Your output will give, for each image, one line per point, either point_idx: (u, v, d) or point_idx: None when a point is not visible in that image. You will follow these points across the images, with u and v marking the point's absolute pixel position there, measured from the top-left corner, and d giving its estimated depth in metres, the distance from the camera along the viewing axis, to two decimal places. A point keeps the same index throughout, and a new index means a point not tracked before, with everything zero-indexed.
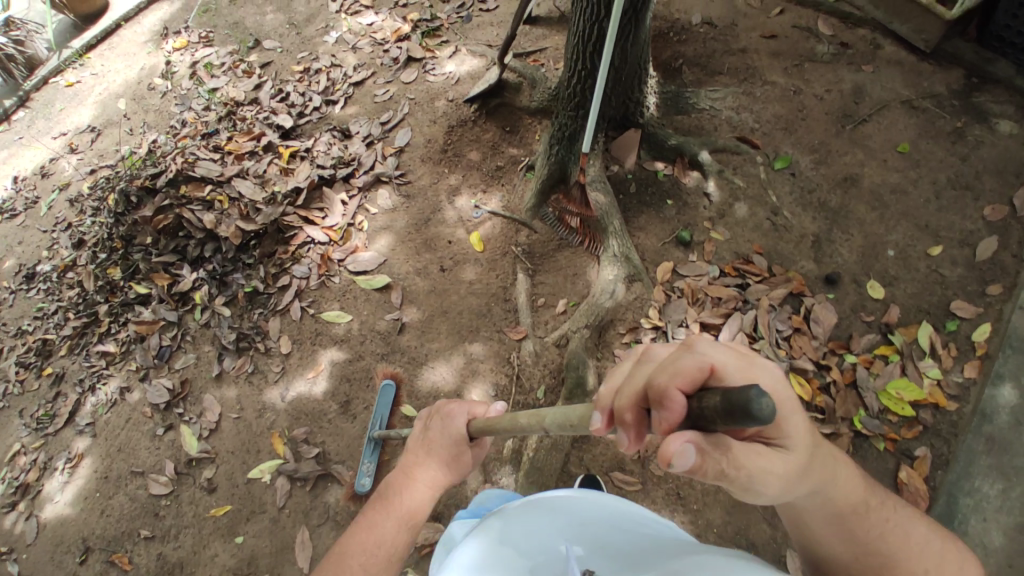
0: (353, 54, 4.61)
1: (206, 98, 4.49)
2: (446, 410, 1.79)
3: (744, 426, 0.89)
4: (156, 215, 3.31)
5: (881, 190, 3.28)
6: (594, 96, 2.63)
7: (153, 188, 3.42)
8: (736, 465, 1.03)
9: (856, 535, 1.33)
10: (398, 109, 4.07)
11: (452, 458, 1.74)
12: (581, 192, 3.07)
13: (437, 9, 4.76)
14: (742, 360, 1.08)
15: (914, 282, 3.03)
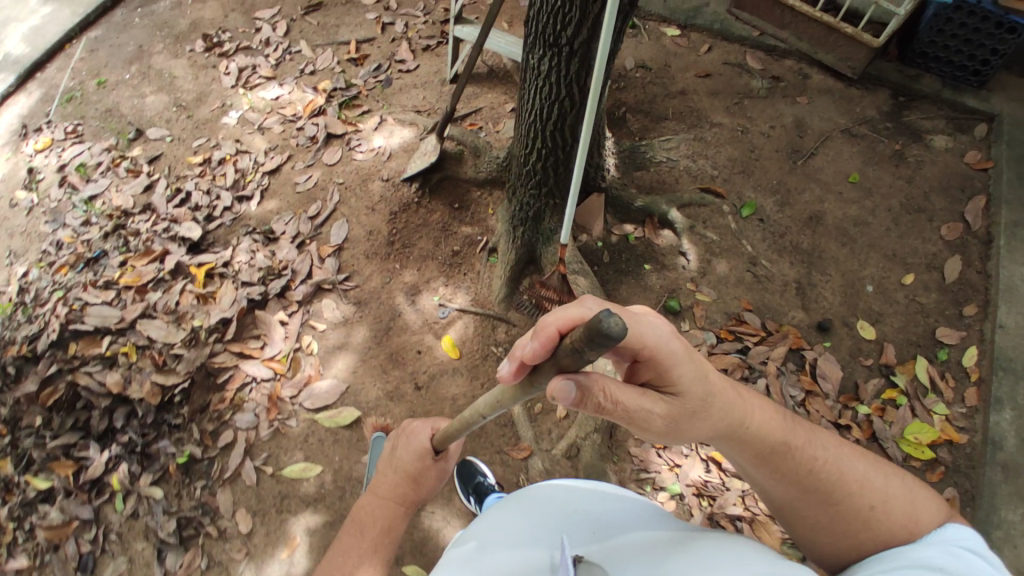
0: (260, 135, 4.03)
1: (84, 210, 3.74)
2: (410, 428, 1.93)
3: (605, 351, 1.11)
4: (42, 387, 2.78)
5: (845, 225, 3.21)
6: (571, 189, 2.31)
7: (34, 355, 2.86)
8: (615, 399, 1.35)
9: (793, 475, 1.53)
10: (327, 199, 3.58)
11: (416, 472, 1.85)
12: (562, 281, 2.80)
13: (350, 74, 4.31)
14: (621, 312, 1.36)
15: (897, 315, 2.96)
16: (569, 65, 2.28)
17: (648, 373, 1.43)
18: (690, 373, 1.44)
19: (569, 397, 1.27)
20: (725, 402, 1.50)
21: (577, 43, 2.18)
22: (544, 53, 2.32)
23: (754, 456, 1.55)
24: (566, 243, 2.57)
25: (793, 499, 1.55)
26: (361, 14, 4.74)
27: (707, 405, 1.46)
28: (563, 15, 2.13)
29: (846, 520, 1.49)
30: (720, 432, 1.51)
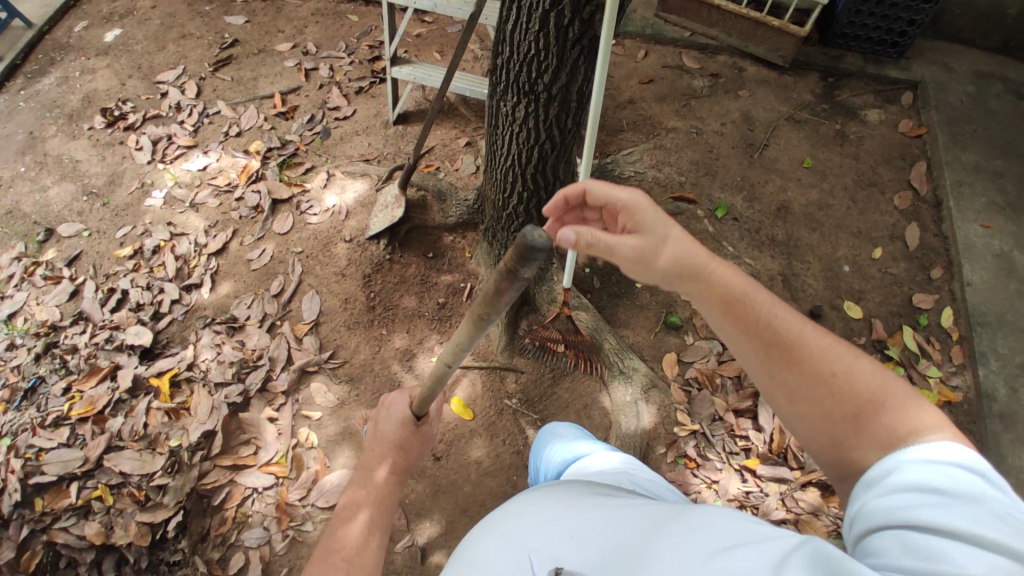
0: (194, 212, 3.63)
1: (3, 332, 3.21)
2: (388, 401, 2.03)
3: (539, 258, 1.26)
4: (20, 553, 2.42)
5: (811, 210, 3.30)
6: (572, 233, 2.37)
7: None
8: (599, 241, 1.51)
9: (753, 327, 1.36)
10: (289, 272, 3.29)
11: (402, 439, 1.94)
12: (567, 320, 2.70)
13: (282, 130, 3.99)
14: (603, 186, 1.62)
15: (876, 290, 3.03)
16: (547, 109, 2.20)
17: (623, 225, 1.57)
18: (649, 218, 1.55)
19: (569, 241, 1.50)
20: (677, 248, 1.50)
21: (555, 87, 2.11)
22: (518, 99, 2.22)
23: (714, 304, 1.44)
24: (569, 284, 2.61)
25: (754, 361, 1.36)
26: (279, 64, 4.43)
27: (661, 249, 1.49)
28: (537, 61, 2.05)
29: (817, 389, 1.26)
30: (677, 273, 1.48)
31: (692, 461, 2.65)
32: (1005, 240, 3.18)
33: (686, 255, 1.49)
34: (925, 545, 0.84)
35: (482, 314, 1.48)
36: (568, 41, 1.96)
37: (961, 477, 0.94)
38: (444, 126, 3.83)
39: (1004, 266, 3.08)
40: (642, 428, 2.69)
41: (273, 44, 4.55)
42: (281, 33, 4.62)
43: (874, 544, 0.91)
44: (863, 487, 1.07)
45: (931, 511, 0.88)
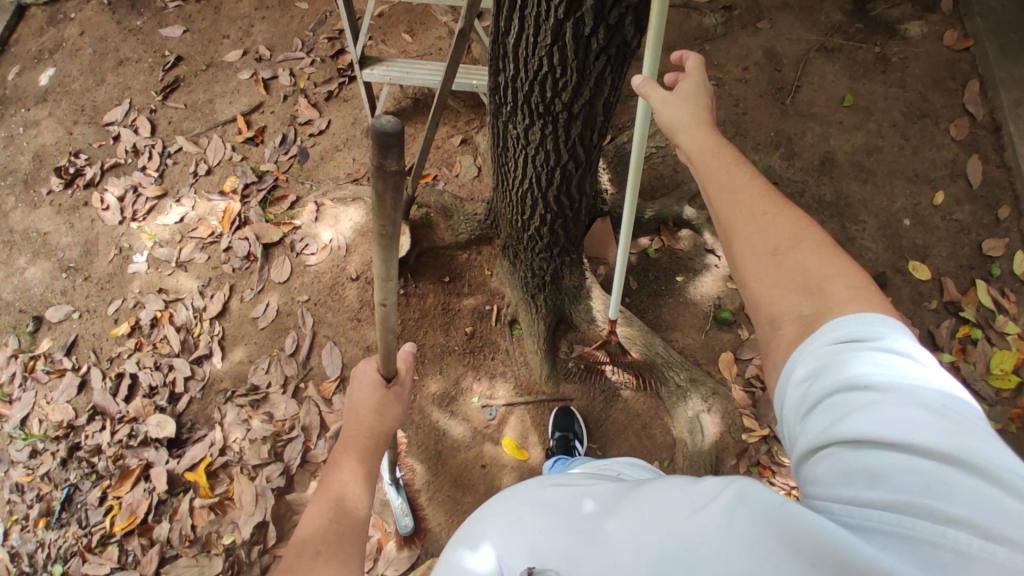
0: (183, 271, 3.29)
1: (24, 440, 2.98)
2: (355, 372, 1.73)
3: (398, 149, 1.10)
4: None
5: (860, 158, 2.92)
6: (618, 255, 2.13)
7: None
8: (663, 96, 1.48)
9: (722, 172, 1.32)
10: (301, 326, 3.03)
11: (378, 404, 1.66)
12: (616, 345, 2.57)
13: (254, 159, 3.57)
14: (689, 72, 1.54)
15: (943, 243, 2.73)
16: (569, 128, 1.80)
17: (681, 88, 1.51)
18: (685, 89, 1.50)
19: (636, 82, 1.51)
20: (687, 106, 1.46)
21: (577, 105, 1.69)
22: (530, 120, 1.82)
23: (693, 148, 1.39)
24: (615, 316, 2.40)
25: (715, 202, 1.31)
26: (232, 78, 3.92)
27: (681, 103, 1.46)
28: (551, 79, 1.62)
29: (754, 230, 1.21)
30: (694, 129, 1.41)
31: (767, 469, 2.51)
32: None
33: (700, 111, 1.46)
34: (868, 461, 0.78)
35: (382, 233, 1.28)
36: (591, 52, 1.52)
37: (898, 363, 0.88)
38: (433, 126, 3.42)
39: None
40: (709, 442, 2.52)
41: (222, 54, 4.02)
42: (226, 38, 4.06)
43: (813, 462, 0.86)
44: (788, 367, 1.01)
45: (871, 415, 0.81)
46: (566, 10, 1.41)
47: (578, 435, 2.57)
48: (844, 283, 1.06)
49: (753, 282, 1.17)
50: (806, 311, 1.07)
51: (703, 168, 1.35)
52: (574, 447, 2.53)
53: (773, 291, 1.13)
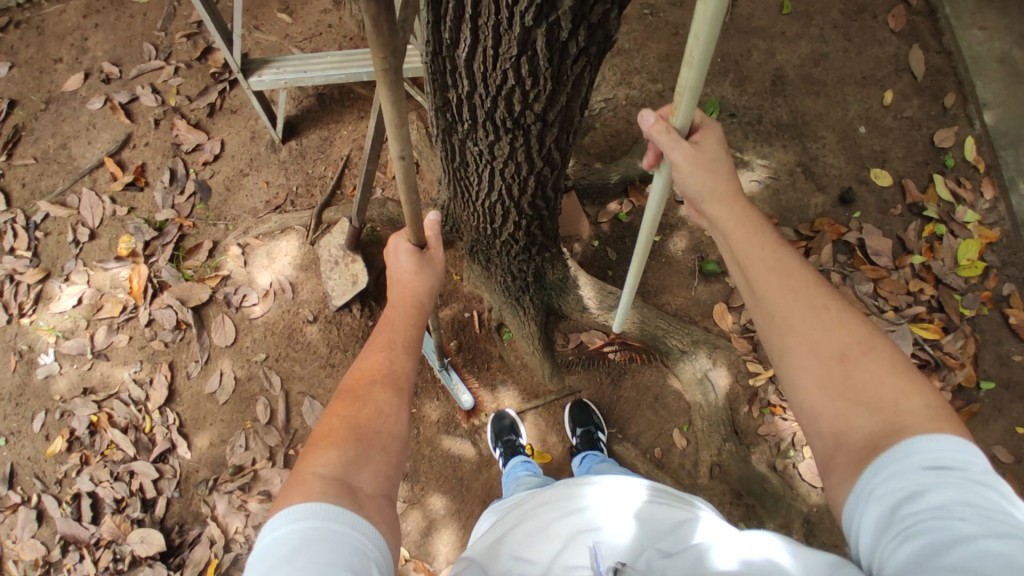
0: (105, 359, 2.80)
1: None
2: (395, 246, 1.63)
3: None
4: None
5: (808, 69, 2.88)
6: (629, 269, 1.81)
7: None
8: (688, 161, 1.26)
9: (770, 256, 1.22)
10: (269, 389, 2.71)
11: (413, 276, 1.58)
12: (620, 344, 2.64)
13: (145, 208, 3.00)
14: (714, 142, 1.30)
15: (898, 144, 2.79)
16: (543, 136, 1.56)
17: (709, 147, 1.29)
18: (709, 148, 1.29)
19: (649, 121, 1.27)
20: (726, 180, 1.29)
21: (552, 113, 1.45)
22: (496, 135, 1.55)
23: (730, 226, 1.26)
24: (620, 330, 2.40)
25: (758, 287, 1.21)
26: (82, 110, 3.20)
27: (714, 173, 1.27)
28: (520, 91, 1.36)
29: (812, 329, 1.13)
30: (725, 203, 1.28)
31: (778, 406, 2.60)
32: (1003, 39, 2.93)
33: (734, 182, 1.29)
34: None
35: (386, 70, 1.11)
36: (568, 57, 1.27)
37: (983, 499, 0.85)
38: (363, 121, 3.06)
39: (1009, 70, 2.88)
40: (721, 396, 2.54)
41: (59, 83, 3.25)
42: (59, 62, 3.28)
43: None
44: (862, 491, 0.97)
45: (959, 553, 0.79)
46: (536, 15, 1.15)
47: (599, 425, 2.53)
48: (918, 399, 1.01)
49: (811, 384, 1.10)
50: (875, 429, 1.01)
51: (748, 248, 1.23)
52: (599, 438, 2.48)
53: (837, 399, 1.07)
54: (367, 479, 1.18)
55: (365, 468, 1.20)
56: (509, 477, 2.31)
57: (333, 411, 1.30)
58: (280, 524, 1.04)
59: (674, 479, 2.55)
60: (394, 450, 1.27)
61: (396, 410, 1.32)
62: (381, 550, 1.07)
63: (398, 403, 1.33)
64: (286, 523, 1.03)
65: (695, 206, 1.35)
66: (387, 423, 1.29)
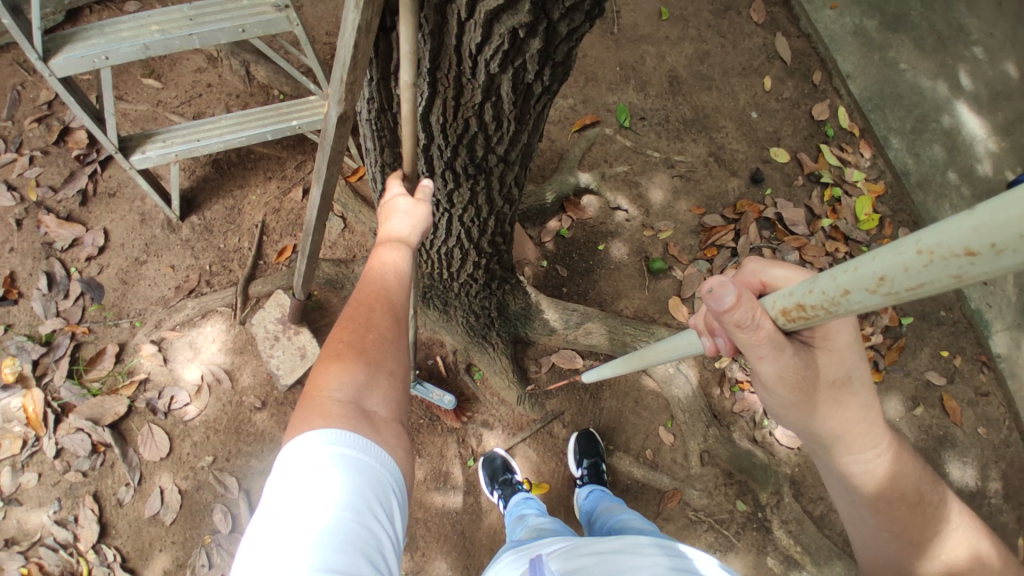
0: (15, 506, 2.31)
1: None
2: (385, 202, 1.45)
3: None
4: None
5: (697, 67, 3.12)
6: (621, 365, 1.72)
7: None
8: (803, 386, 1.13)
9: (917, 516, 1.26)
10: (225, 495, 2.37)
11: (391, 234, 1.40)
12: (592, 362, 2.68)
13: (23, 322, 2.53)
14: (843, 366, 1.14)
15: (786, 123, 3.09)
16: (504, 175, 1.56)
17: (833, 369, 1.13)
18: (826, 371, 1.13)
19: (725, 302, 0.97)
20: (859, 412, 1.19)
21: (513, 152, 1.47)
22: (455, 182, 1.54)
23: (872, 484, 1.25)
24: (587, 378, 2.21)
25: (904, 537, 1.27)
26: None
27: (845, 407, 1.18)
28: (483, 135, 1.36)
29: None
30: (853, 448, 1.21)
31: (745, 383, 2.73)
32: (852, 12, 3.33)
33: (868, 414, 1.20)
34: None
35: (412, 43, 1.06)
36: (532, 96, 1.28)
37: None
38: (273, 180, 2.83)
39: (862, 40, 3.28)
40: (695, 385, 2.63)
41: None
42: None
43: None
44: None
45: None
46: (501, 61, 1.13)
47: (603, 457, 2.49)
48: None
49: None
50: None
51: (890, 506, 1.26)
52: (604, 471, 2.44)
53: None
54: (381, 402, 1.17)
55: (376, 391, 1.18)
56: (512, 516, 2.21)
57: (336, 338, 1.24)
58: (293, 457, 1.03)
59: (670, 474, 2.60)
60: (401, 375, 1.24)
61: (399, 337, 1.27)
62: (397, 473, 1.11)
63: (398, 329, 1.28)
64: (306, 456, 1.03)
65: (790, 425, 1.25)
66: (392, 349, 1.25)
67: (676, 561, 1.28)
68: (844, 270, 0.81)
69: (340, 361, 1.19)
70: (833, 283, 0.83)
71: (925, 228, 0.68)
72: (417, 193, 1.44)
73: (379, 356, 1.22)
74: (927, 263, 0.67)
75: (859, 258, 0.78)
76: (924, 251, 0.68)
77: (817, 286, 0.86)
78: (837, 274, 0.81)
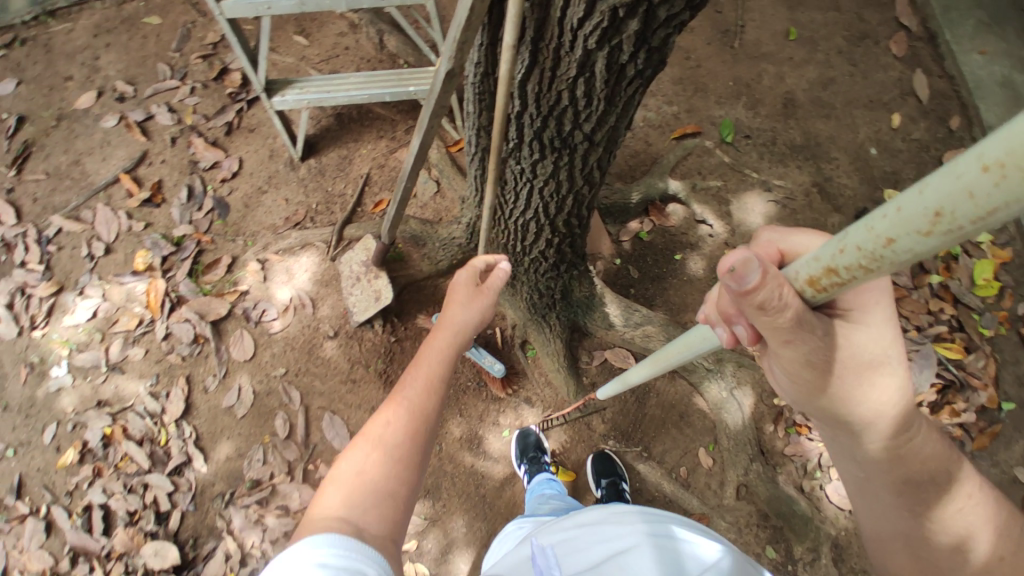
0: (119, 373, 2.75)
1: None
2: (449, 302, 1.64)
3: None
4: None
5: (817, 93, 3.01)
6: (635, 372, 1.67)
7: None
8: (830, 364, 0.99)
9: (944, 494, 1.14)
10: (288, 404, 2.66)
11: (441, 336, 1.57)
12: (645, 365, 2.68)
13: (161, 223, 2.99)
14: (876, 345, 1.00)
15: (908, 165, 2.88)
16: (587, 155, 1.66)
17: (863, 348, 0.99)
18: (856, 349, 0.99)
19: (748, 283, 0.82)
20: (892, 392, 1.05)
21: (599, 132, 1.57)
22: (541, 154, 1.64)
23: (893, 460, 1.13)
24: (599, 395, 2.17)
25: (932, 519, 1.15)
26: (98, 128, 3.23)
27: (875, 387, 1.04)
28: (572, 110, 1.47)
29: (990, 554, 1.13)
30: (881, 431, 1.08)
31: (804, 426, 2.60)
32: (1004, 61, 3.09)
33: (902, 395, 1.06)
34: None
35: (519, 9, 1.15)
36: (624, 78, 1.38)
37: None
38: (384, 139, 3.11)
39: (1014, 92, 3.01)
40: (747, 415, 2.54)
41: (71, 101, 3.30)
42: (71, 80, 3.35)
43: None
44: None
45: None
46: (599, 39, 1.24)
47: (623, 476, 2.49)
48: None
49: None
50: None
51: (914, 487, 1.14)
52: (624, 490, 2.45)
53: None
54: (384, 515, 1.23)
55: (381, 504, 1.24)
56: (533, 494, 2.31)
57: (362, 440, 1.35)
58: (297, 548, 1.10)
59: (703, 497, 2.53)
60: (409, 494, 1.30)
61: (418, 454, 1.35)
62: None
63: (420, 444, 1.37)
64: (308, 548, 1.09)
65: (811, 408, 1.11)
66: (410, 461, 1.33)
67: (655, 527, 1.34)
68: (884, 214, 0.65)
69: (361, 468, 1.28)
70: (869, 235, 0.68)
71: (990, 137, 0.51)
72: (482, 300, 1.64)
73: (396, 469, 1.30)
74: (999, 181, 0.50)
75: (902, 197, 0.63)
76: (992, 167, 0.51)
77: (852, 241, 0.71)
78: (874, 223, 0.66)
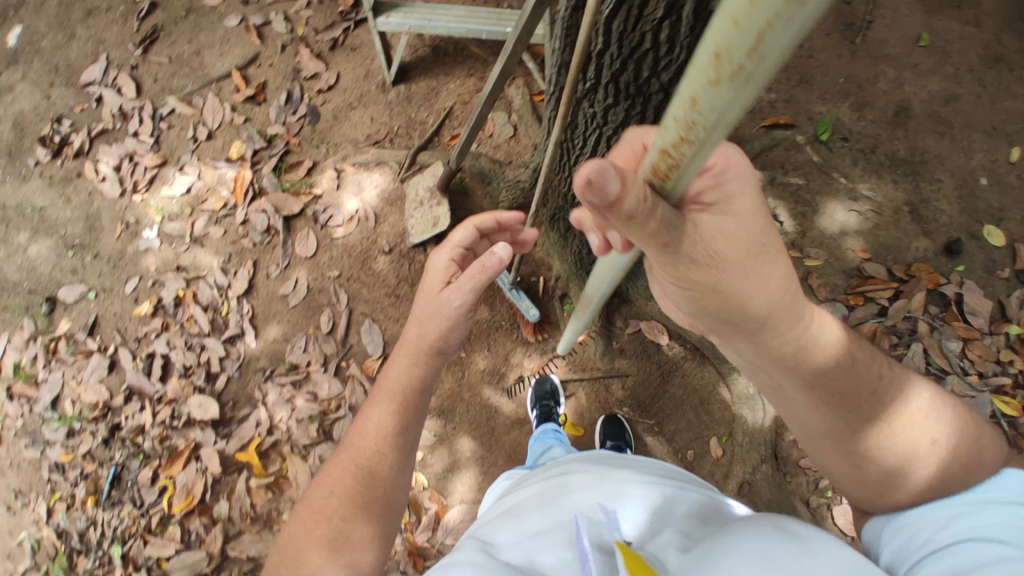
0: (200, 246, 3.05)
1: (56, 423, 2.90)
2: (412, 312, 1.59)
3: None
4: None
5: (936, 108, 2.79)
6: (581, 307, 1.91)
7: None
8: (709, 260, 1.04)
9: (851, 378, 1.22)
10: (336, 304, 2.86)
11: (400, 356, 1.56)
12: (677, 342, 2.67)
13: (260, 120, 3.23)
14: (744, 235, 1.06)
15: (1018, 204, 2.67)
16: (660, 108, 1.67)
17: (735, 240, 1.05)
18: (730, 240, 1.05)
19: (610, 193, 0.80)
20: (775, 277, 1.12)
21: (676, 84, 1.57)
22: (614, 99, 1.67)
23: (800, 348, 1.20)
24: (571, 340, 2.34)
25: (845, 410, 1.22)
26: (219, 25, 3.50)
27: (760, 274, 1.10)
28: (652, 55, 1.48)
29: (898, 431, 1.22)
30: (777, 319, 1.16)
31: None
32: None
33: (785, 279, 1.14)
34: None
35: None
36: (711, 27, 1.37)
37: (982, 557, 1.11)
38: (473, 78, 3.19)
39: None
40: (771, 418, 2.52)
41: None
42: None
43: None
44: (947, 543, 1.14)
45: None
46: None
47: (629, 443, 2.50)
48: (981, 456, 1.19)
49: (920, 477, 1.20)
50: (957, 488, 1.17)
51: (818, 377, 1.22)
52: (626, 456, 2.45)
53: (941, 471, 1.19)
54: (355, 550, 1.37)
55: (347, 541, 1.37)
56: (539, 440, 2.36)
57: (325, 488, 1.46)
58: None
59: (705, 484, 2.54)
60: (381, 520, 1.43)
61: (381, 487, 1.46)
62: None
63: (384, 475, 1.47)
64: None
65: (709, 311, 1.18)
66: (375, 494, 1.44)
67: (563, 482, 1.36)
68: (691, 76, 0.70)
69: (322, 513, 1.40)
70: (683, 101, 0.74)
71: None
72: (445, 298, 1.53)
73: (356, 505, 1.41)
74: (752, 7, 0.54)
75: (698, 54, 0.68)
76: None
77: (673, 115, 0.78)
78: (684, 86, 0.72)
